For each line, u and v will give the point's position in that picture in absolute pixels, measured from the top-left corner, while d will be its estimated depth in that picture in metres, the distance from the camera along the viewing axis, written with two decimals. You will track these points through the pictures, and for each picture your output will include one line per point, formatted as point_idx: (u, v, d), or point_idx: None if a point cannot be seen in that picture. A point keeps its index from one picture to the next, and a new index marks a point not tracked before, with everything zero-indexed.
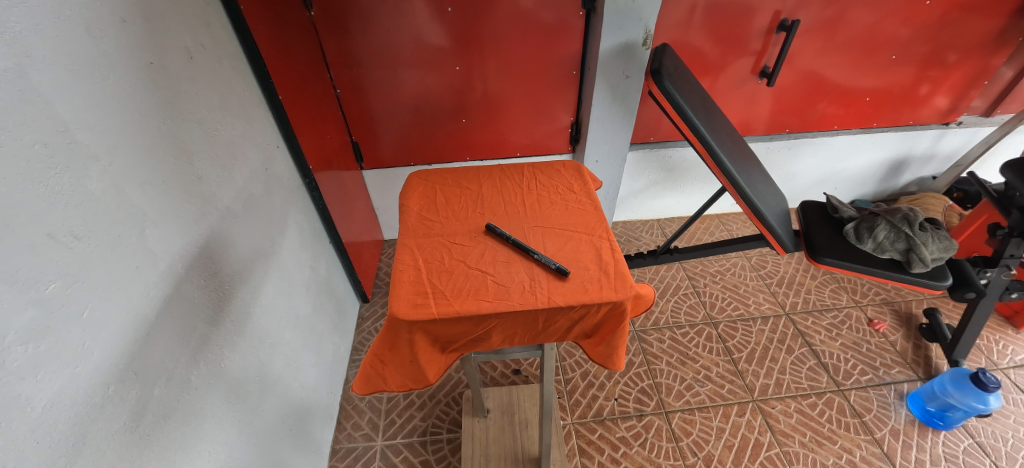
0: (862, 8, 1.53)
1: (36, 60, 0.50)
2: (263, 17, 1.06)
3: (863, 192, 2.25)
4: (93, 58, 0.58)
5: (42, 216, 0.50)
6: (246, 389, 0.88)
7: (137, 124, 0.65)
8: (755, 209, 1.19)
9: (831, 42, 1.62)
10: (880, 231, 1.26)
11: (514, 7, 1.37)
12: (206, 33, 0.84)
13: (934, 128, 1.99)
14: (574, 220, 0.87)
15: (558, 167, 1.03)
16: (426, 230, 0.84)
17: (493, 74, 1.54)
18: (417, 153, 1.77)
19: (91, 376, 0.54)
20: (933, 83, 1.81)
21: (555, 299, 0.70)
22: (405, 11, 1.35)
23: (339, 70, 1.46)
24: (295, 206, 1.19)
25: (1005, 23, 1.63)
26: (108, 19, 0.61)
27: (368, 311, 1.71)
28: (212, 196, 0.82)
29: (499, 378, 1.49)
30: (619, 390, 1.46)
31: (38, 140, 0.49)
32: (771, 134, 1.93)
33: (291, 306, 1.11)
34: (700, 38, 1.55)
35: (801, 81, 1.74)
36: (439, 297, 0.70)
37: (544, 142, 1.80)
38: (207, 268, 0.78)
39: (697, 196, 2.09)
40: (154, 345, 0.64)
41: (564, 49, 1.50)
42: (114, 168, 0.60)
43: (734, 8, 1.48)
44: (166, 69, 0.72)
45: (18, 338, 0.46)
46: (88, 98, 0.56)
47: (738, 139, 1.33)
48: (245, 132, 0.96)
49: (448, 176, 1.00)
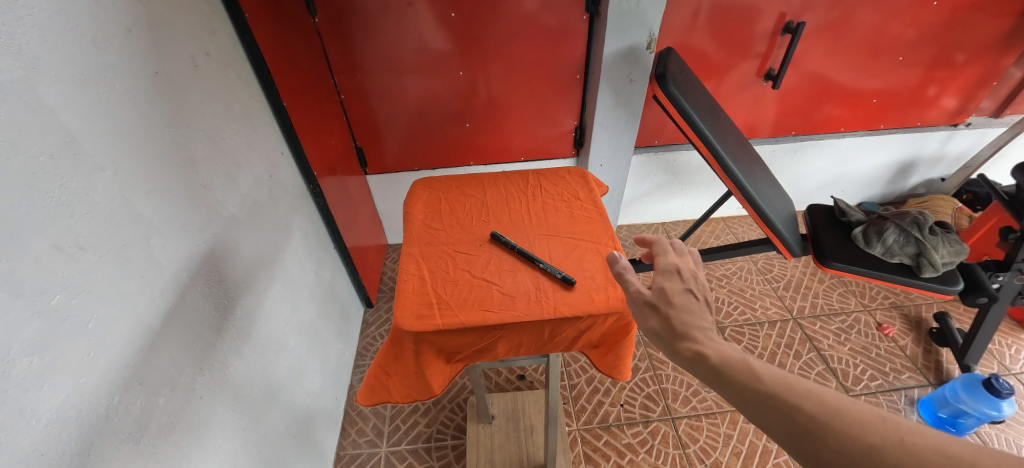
0: (869, 8, 1.51)
1: (41, 71, 0.50)
2: (267, 24, 1.06)
3: (871, 194, 2.23)
4: (98, 69, 0.58)
5: (47, 226, 0.50)
6: (251, 396, 0.88)
7: (143, 133, 0.65)
8: (761, 213, 1.18)
9: (837, 43, 1.61)
10: (889, 235, 1.24)
11: (517, 10, 1.37)
12: (211, 42, 0.85)
13: (943, 129, 1.97)
14: (580, 228, 0.86)
15: (563, 174, 1.02)
16: (430, 238, 0.84)
17: (497, 78, 1.54)
18: (421, 158, 1.77)
19: (95, 387, 0.54)
20: (941, 85, 1.79)
21: (561, 309, 0.69)
22: (409, 17, 1.35)
23: (343, 76, 1.46)
24: (299, 212, 1.19)
25: (1014, 23, 1.61)
26: (113, 30, 0.61)
27: (373, 316, 1.71)
28: (216, 204, 0.81)
29: (504, 384, 1.48)
30: (625, 395, 1.45)
31: (42, 152, 0.49)
32: (776, 137, 1.92)
33: (295, 312, 1.11)
34: (703, 41, 1.55)
35: (807, 83, 1.72)
36: (444, 308, 0.70)
37: (548, 145, 1.79)
38: (211, 276, 0.77)
39: (702, 199, 2.08)
40: (158, 354, 0.64)
41: (568, 53, 1.50)
42: (118, 178, 0.59)
43: (738, 10, 1.47)
44: (171, 78, 0.72)
45: (23, 349, 0.46)
46: (93, 108, 0.56)
47: (744, 142, 1.31)
48: (250, 139, 0.96)
49: (453, 183, 1.00)
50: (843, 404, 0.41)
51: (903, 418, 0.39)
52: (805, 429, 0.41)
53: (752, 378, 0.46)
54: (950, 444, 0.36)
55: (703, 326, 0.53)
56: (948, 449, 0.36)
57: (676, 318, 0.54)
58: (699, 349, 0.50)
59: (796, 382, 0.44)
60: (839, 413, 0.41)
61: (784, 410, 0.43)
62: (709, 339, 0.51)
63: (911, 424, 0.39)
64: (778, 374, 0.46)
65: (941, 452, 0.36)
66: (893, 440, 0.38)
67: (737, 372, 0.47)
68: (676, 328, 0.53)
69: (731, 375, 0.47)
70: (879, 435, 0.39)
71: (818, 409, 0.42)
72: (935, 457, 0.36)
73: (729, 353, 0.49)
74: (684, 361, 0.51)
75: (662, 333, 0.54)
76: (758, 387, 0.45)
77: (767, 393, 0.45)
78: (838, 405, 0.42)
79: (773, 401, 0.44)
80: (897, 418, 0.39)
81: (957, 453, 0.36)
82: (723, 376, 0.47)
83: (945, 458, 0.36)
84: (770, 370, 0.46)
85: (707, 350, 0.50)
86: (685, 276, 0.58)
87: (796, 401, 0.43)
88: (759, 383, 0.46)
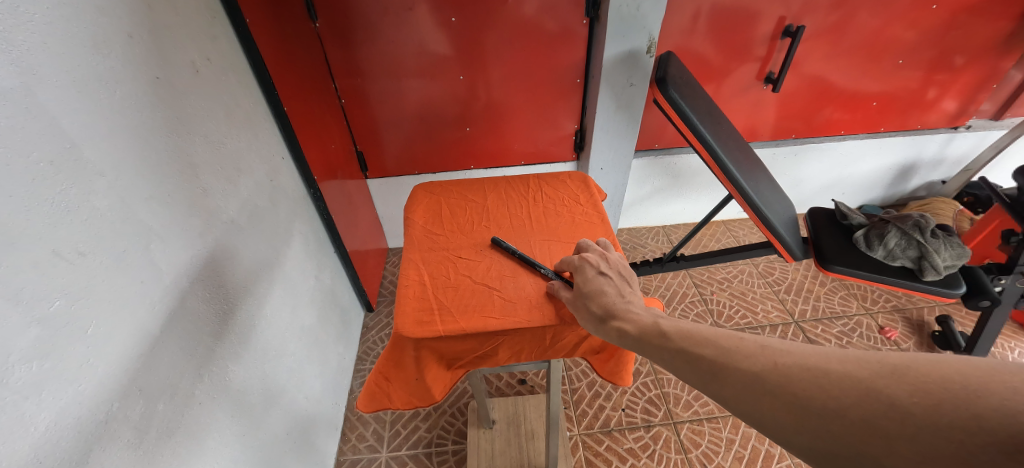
0: (868, 12, 1.52)
1: (42, 77, 0.50)
2: (268, 29, 1.06)
3: (871, 197, 2.23)
4: (99, 74, 0.58)
5: (46, 232, 0.49)
6: (251, 401, 0.88)
7: (144, 138, 0.65)
8: (762, 216, 1.17)
9: (836, 46, 1.61)
10: (891, 238, 1.23)
11: (517, 15, 1.37)
12: (212, 47, 0.85)
13: (943, 132, 1.97)
14: (581, 232, 0.86)
15: (564, 178, 1.02)
16: (431, 244, 0.83)
17: (497, 82, 1.54)
18: (421, 162, 1.77)
19: (94, 393, 0.53)
20: (941, 87, 1.79)
21: (563, 315, 0.69)
22: (409, 22, 1.35)
23: (344, 80, 1.47)
24: (300, 216, 1.19)
25: (1013, 25, 1.61)
26: (114, 36, 0.61)
27: (373, 320, 1.71)
28: (217, 209, 0.81)
29: (505, 388, 1.48)
30: (626, 400, 1.44)
31: (43, 158, 0.49)
32: (776, 140, 1.92)
33: (296, 316, 1.11)
34: (703, 45, 1.55)
35: (807, 86, 1.73)
36: (445, 314, 0.69)
37: (549, 149, 1.80)
38: (211, 280, 0.77)
39: (703, 202, 2.08)
40: (158, 360, 0.64)
41: (568, 57, 1.50)
42: (118, 183, 0.59)
43: (738, 14, 1.47)
44: (172, 83, 0.72)
45: (22, 357, 0.46)
46: (94, 114, 0.56)
47: (744, 145, 1.31)
48: (250, 144, 0.96)
49: (453, 188, 1.00)
50: (732, 343, 0.48)
51: (777, 343, 0.45)
52: (702, 369, 0.49)
53: (664, 339, 0.54)
54: (811, 357, 0.42)
55: (626, 304, 0.62)
56: (808, 359, 0.42)
57: (594, 304, 0.64)
58: (618, 326, 0.59)
59: (700, 334, 0.52)
60: (728, 351, 0.48)
61: (689, 358, 0.50)
62: (630, 314, 0.61)
63: (781, 346, 0.45)
64: (686, 329, 0.54)
65: (800, 362, 0.42)
66: (764, 361, 0.44)
67: (651, 336, 0.56)
68: (597, 312, 0.63)
69: (645, 340, 0.56)
70: (755, 360, 0.45)
71: (713, 351, 0.49)
72: (794, 367, 0.42)
73: (646, 323, 0.58)
74: (612, 336, 0.60)
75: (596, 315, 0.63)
76: (670, 344, 0.53)
77: (676, 349, 0.52)
78: (729, 345, 0.48)
79: (680, 355, 0.52)
80: (771, 344, 0.45)
81: (813, 361, 0.41)
82: (641, 342, 0.56)
83: (802, 367, 0.41)
84: (680, 328, 0.54)
85: (625, 325, 0.59)
86: (599, 267, 0.68)
87: (696, 347, 0.51)
88: (669, 341, 0.54)
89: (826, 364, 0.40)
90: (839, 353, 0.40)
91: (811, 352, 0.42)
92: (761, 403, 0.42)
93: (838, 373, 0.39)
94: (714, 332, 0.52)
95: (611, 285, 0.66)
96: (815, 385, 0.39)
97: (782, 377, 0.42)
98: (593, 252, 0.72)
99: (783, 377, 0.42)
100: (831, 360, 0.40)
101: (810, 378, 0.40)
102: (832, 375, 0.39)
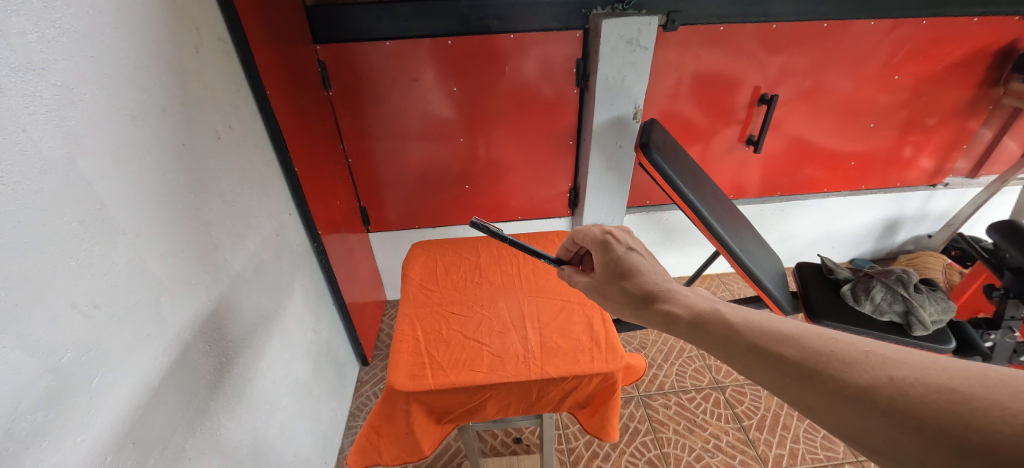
0: (839, 79, 1.65)
1: (84, 147, 0.56)
2: (287, 98, 1.17)
3: (862, 250, 2.28)
4: (134, 143, 0.65)
5: (69, 287, 0.53)
6: (239, 458, 0.86)
7: (165, 199, 0.70)
8: (749, 271, 1.22)
9: (813, 111, 1.73)
10: (876, 293, 1.28)
11: (516, 83, 1.49)
12: (234, 116, 0.93)
13: (922, 190, 2.06)
14: (568, 289, 0.90)
15: (552, 237, 1.11)
16: (426, 300, 0.87)
17: (495, 144, 1.65)
18: (422, 217, 1.84)
19: (91, 446, 0.55)
20: (916, 146, 1.89)
21: (548, 370, 0.72)
22: (416, 90, 1.48)
23: (351, 141, 1.57)
24: (302, 269, 1.24)
25: (976, 92, 1.74)
26: (150, 109, 0.69)
27: (368, 375, 1.69)
28: (225, 264, 0.86)
29: (499, 447, 1.44)
30: (625, 461, 1.40)
31: (75, 219, 0.54)
32: (761, 197, 2.01)
33: (291, 369, 1.12)
34: (687, 111, 1.68)
35: (788, 147, 1.84)
36: (437, 368, 0.72)
37: (545, 205, 1.88)
38: (212, 333, 0.80)
39: (696, 256, 2.13)
40: (153, 412, 0.65)
41: (561, 122, 1.61)
42: (137, 241, 0.64)
43: (719, 82, 1.60)
44: (195, 149, 0.79)
45: (29, 406, 0.48)
46: (123, 178, 0.62)
47: (728, 203, 1.38)
48: (261, 203, 1.02)
49: (448, 246, 1.05)
50: (825, 344, 0.41)
51: (886, 349, 0.39)
52: (783, 372, 0.42)
53: (728, 330, 0.49)
54: (940, 374, 0.35)
55: (674, 288, 0.61)
56: (934, 378, 0.35)
57: (635, 285, 0.64)
58: (669, 310, 0.57)
59: (774, 327, 0.46)
60: (821, 354, 0.41)
61: (765, 357, 0.44)
62: (678, 298, 0.58)
63: (892, 356, 0.38)
64: (757, 321, 0.48)
65: (927, 381, 0.35)
66: (872, 371, 0.38)
67: (710, 323, 0.52)
68: (640, 295, 0.63)
69: (699, 325, 0.52)
70: (859, 368, 0.38)
71: (797, 353, 0.42)
72: (916, 384, 0.35)
73: (700, 309, 0.54)
74: (664, 318, 0.57)
75: (647, 301, 0.61)
76: (736, 337, 0.48)
77: (746, 343, 0.46)
78: (820, 345, 0.42)
79: (754, 351, 0.45)
80: (878, 349, 0.39)
81: (942, 381, 0.35)
82: (700, 331, 0.52)
83: (925, 386, 0.35)
84: (748, 320, 0.49)
85: (675, 309, 0.56)
86: (628, 244, 0.71)
87: (775, 345, 0.44)
88: (738, 333, 0.48)
89: (962, 388, 0.34)
90: (977, 374, 0.34)
91: (936, 368, 0.36)
92: (869, 424, 0.36)
93: (983, 401, 0.32)
94: (792, 326, 0.45)
95: (644, 263, 0.67)
96: (952, 412, 0.33)
97: (902, 395, 0.35)
98: (618, 230, 0.74)
99: (902, 394, 0.35)
100: (969, 384, 0.34)
101: (944, 403, 0.34)
102: (976, 403, 0.32)
